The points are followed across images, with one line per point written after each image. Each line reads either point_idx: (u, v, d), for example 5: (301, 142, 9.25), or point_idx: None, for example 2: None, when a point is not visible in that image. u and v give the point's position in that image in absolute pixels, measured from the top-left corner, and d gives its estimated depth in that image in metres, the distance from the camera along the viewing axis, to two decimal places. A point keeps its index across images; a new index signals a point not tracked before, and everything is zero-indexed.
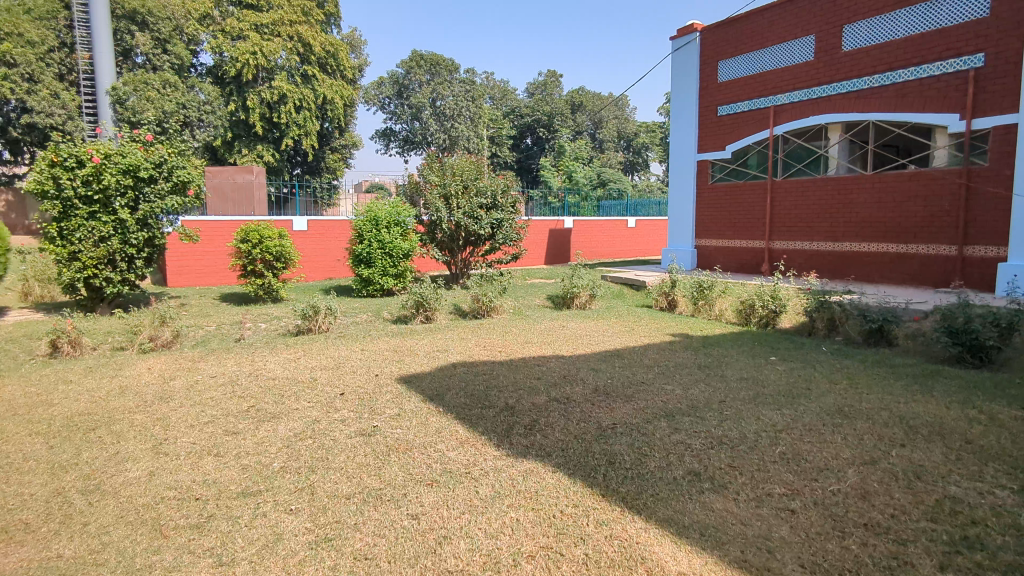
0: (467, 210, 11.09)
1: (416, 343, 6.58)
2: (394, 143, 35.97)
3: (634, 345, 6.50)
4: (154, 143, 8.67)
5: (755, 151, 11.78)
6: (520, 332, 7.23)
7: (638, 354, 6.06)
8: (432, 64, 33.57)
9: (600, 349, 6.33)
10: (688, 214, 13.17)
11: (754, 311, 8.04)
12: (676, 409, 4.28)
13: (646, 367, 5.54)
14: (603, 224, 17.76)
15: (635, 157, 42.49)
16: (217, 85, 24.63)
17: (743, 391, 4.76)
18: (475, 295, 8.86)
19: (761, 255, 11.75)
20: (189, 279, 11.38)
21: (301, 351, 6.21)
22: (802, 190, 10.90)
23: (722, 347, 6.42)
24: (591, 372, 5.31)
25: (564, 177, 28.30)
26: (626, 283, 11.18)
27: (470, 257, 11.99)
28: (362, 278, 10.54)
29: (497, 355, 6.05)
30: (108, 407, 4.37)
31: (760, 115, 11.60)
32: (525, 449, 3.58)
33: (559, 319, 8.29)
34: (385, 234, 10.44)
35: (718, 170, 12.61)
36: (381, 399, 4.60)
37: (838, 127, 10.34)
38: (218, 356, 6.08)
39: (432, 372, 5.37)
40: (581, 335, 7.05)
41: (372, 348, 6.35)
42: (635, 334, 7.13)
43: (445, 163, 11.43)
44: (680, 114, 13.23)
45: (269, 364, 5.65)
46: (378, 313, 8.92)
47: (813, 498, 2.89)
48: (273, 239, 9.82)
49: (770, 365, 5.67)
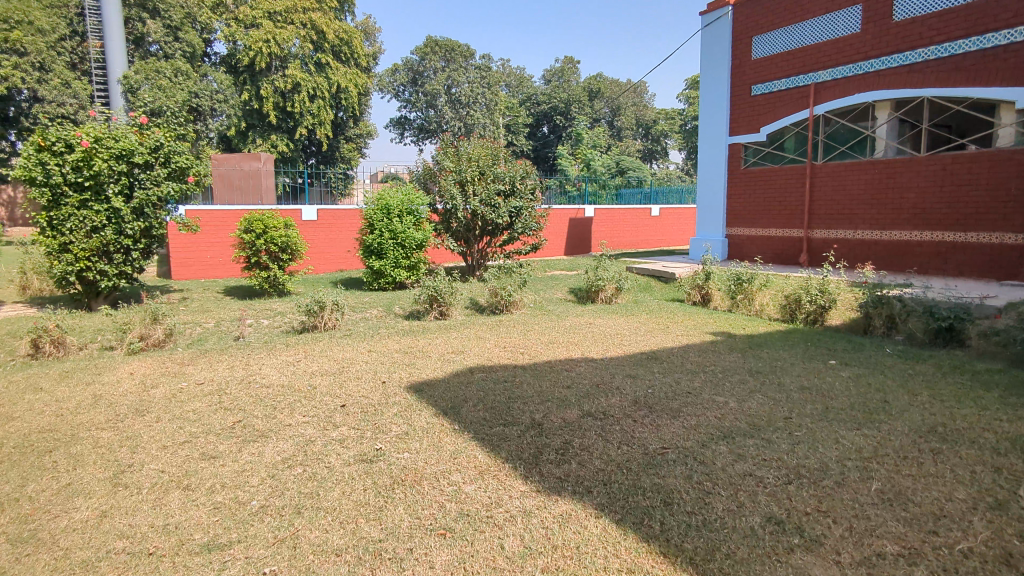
0: (484, 197, 10.43)
1: (430, 343, 5.96)
2: (409, 131, 35.31)
3: (671, 346, 5.83)
4: (149, 126, 8.11)
5: (793, 133, 10.95)
6: (543, 330, 6.58)
7: (678, 357, 5.39)
8: (448, 50, 32.78)
9: (635, 351, 5.66)
10: (719, 200, 12.37)
11: (800, 306, 7.32)
12: (734, 428, 3.61)
13: (689, 373, 4.87)
14: (626, 213, 17.01)
15: (655, 145, 41.42)
16: (230, 74, 24.13)
17: (809, 404, 4.07)
18: (493, 289, 8.20)
19: (799, 244, 10.96)
20: (193, 272, 10.92)
21: (302, 353, 5.62)
22: (846, 175, 10.09)
23: (771, 349, 5.72)
24: (627, 380, 4.65)
25: (583, 166, 27.48)
26: (654, 275, 10.47)
27: (487, 247, 11.35)
28: (373, 270, 9.96)
29: (519, 357, 5.40)
30: (74, 423, 3.79)
31: (799, 95, 10.77)
32: (559, 482, 2.93)
33: (585, 315, 7.63)
34: (397, 223, 9.81)
35: (751, 154, 11.80)
36: (387, 412, 3.99)
37: (887, 105, 9.51)
38: (211, 358, 5.50)
39: (448, 378, 4.74)
40: (611, 334, 6.39)
41: (380, 349, 5.74)
42: (670, 333, 6.45)
43: (460, 148, 10.78)
44: (710, 95, 12.42)
45: (266, 368, 5.06)
46: (389, 308, 8.32)
47: (941, 563, 2.22)
48: (279, 229, 9.26)
49: (831, 370, 4.96)
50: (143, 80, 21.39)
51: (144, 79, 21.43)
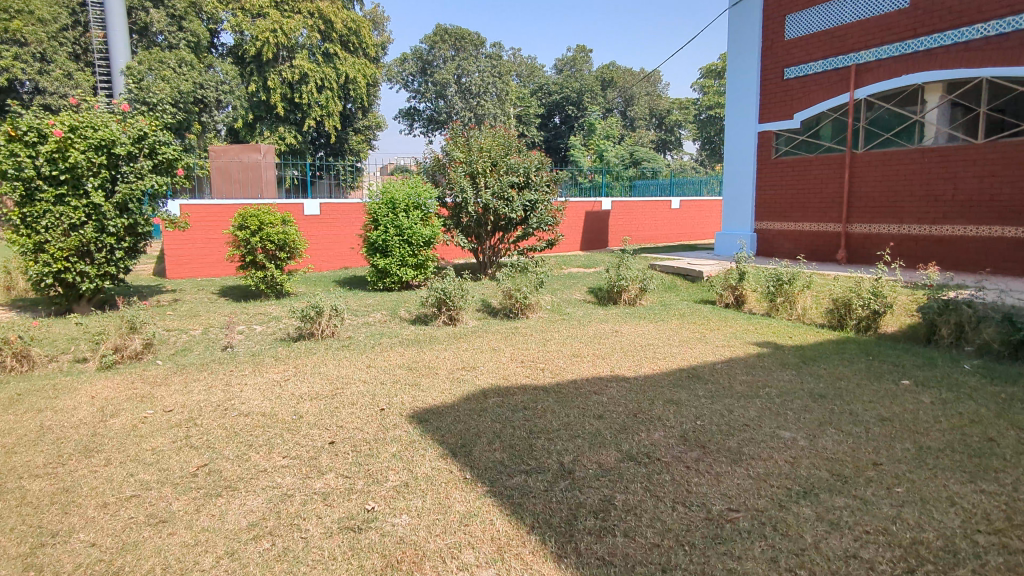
0: (497, 190, 9.74)
1: (438, 356, 5.28)
2: (418, 122, 34.49)
3: (712, 361, 5.09)
4: (132, 114, 7.47)
5: (830, 119, 10.12)
6: (564, 340, 5.85)
7: (723, 376, 4.66)
8: (457, 38, 31.78)
9: (671, 366, 4.93)
10: (747, 192, 11.56)
11: (849, 311, 6.55)
12: (814, 480, 2.89)
13: (742, 398, 4.14)
14: (645, 206, 16.21)
15: (669, 135, 40.22)
16: (237, 65, 23.46)
17: (897, 444, 3.33)
18: (507, 290, 7.50)
19: (836, 239, 10.15)
20: (191, 270, 10.34)
21: (292, 369, 4.94)
22: (891, 164, 9.26)
23: (828, 364, 4.97)
24: (669, 408, 3.93)
25: (596, 157, 26.69)
26: (679, 273, 9.71)
27: (499, 243, 10.62)
28: (378, 269, 9.28)
29: (540, 375, 4.70)
30: (6, 467, 3.14)
31: (838, 77, 9.93)
32: (604, 570, 2.24)
33: (609, 320, 6.91)
34: (402, 218, 9.15)
35: (783, 143, 10.98)
36: (384, 453, 3.29)
37: (938, 87, 8.70)
38: (188, 374, 4.84)
39: (458, 405, 4.05)
40: (641, 344, 5.66)
41: (382, 365, 5.04)
42: (708, 343, 5.72)
43: (470, 137, 10.05)
44: (738, 80, 11.57)
45: (247, 390, 4.38)
46: (393, 312, 7.65)
47: None
48: (275, 226, 8.59)
49: (908, 393, 4.22)
50: (147, 71, 20.77)
51: (147, 69, 20.79)
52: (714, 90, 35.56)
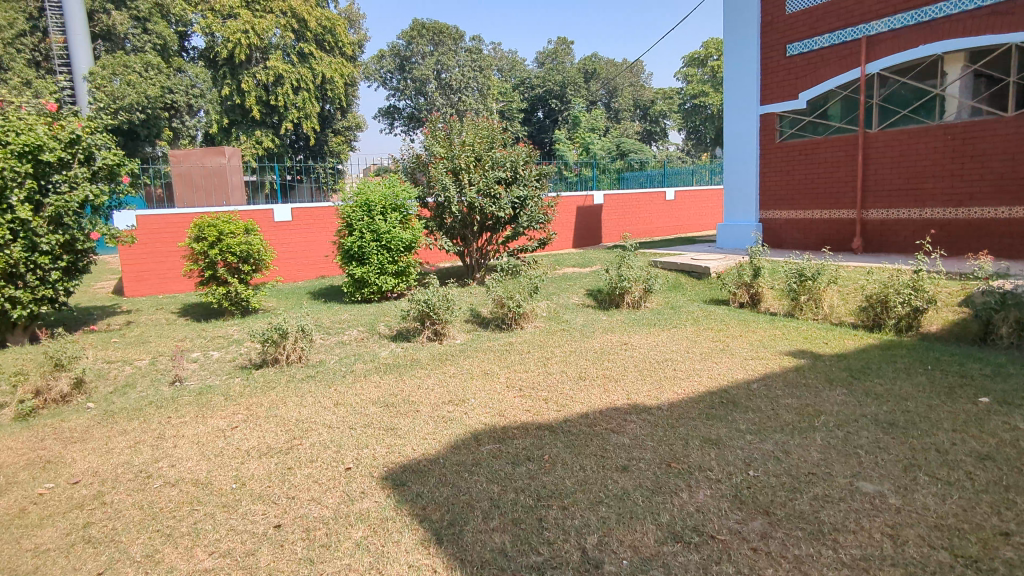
0: (483, 186, 8.91)
1: (423, 385, 4.46)
2: (399, 120, 33.47)
3: (744, 380, 4.30)
4: (63, 115, 6.59)
5: (839, 97, 9.39)
6: (568, 358, 5.03)
7: (764, 401, 3.87)
8: (435, 33, 30.95)
9: (698, 389, 4.14)
10: (750, 180, 10.79)
11: (887, 309, 5.78)
12: (938, 571, 2.11)
13: (795, 432, 3.35)
14: (638, 199, 15.46)
15: (654, 126, 39.47)
16: (207, 67, 22.40)
17: (1019, 498, 2.56)
18: (498, 299, 6.69)
19: (850, 227, 9.43)
20: (150, 287, 9.47)
21: (243, 411, 4.09)
22: (910, 143, 8.55)
23: (882, 378, 4.19)
24: (709, 452, 3.12)
25: (582, 151, 25.88)
26: (683, 270, 8.93)
27: (487, 245, 9.78)
28: (354, 279, 8.40)
29: (544, 409, 3.87)
30: None
31: (847, 52, 9.19)
32: None
33: (616, 329, 6.10)
34: (379, 221, 8.31)
35: (788, 125, 10.22)
36: (345, 543, 2.47)
37: (959, 57, 8.05)
38: (115, 423, 3.97)
39: (444, 458, 3.21)
40: (657, 359, 4.86)
41: (352, 401, 4.20)
42: (734, 355, 4.93)
43: (450, 129, 9.19)
44: (736, 59, 10.78)
45: (184, 444, 3.53)
46: (372, 328, 6.82)
47: None
48: (237, 235, 7.69)
49: (995, 416, 3.44)
50: (111, 76, 19.60)
51: (111, 74, 19.62)
52: (699, 80, 34.85)
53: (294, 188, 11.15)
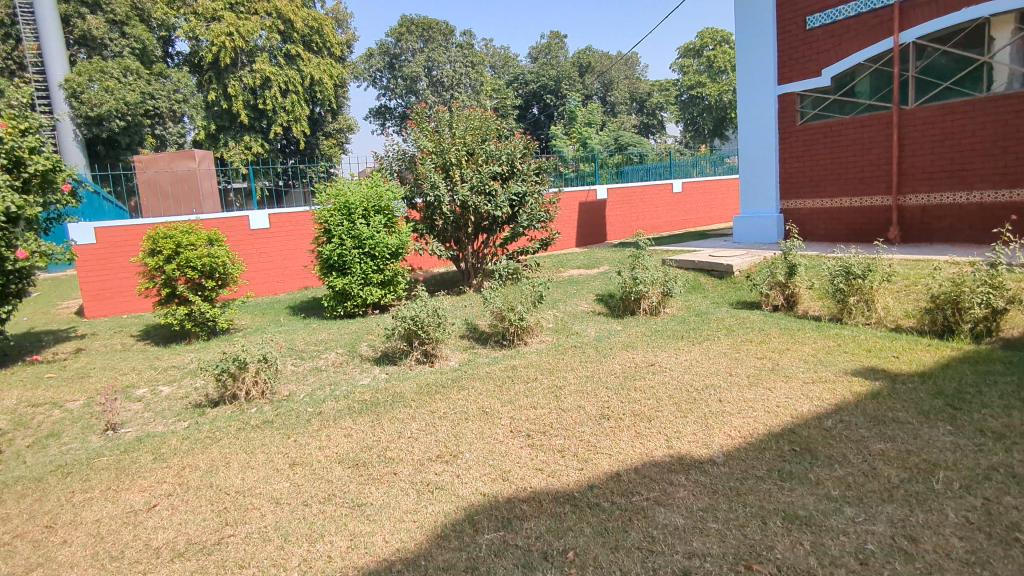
0: (476, 183, 7.97)
1: (406, 433, 3.53)
2: (391, 120, 32.41)
3: (813, 414, 3.37)
4: None
5: (868, 72, 8.48)
6: (585, 386, 4.11)
7: (849, 446, 2.95)
8: (424, 29, 29.95)
9: (757, 431, 3.22)
10: (768, 167, 9.85)
11: (959, 312, 4.84)
12: None
13: (912, 501, 2.41)
14: (644, 192, 14.56)
15: (651, 119, 38.30)
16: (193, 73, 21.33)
17: None
18: (497, 311, 5.77)
19: (885, 215, 8.52)
20: (114, 306, 8.58)
21: (174, 476, 3.17)
22: (953, 118, 7.67)
23: (991, 409, 3.27)
24: (800, 542, 2.20)
25: (581, 146, 24.80)
26: (702, 268, 8.00)
27: (484, 248, 8.83)
28: (335, 292, 7.47)
29: (561, 467, 2.94)
30: None
31: (877, 20, 8.27)
32: None
33: (638, 345, 5.17)
34: (361, 224, 7.40)
35: (810, 105, 9.30)
36: None
37: (1009, 19, 7.20)
38: (3, 502, 3.05)
39: (427, 559, 2.28)
40: (695, 387, 3.93)
41: (313, 460, 3.27)
42: (789, 377, 4.01)
43: (438, 120, 8.25)
44: (749, 35, 9.84)
45: (76, 540, 2.60)
46: (352, 349, 5.89)
47: None
48: (198, 246, 6.73)
49: None
50: (88, 82, 18.59)
51: (88, 80, 18.66)
52: (695, 71, 33.87)
53: (287, 195, 10.12)
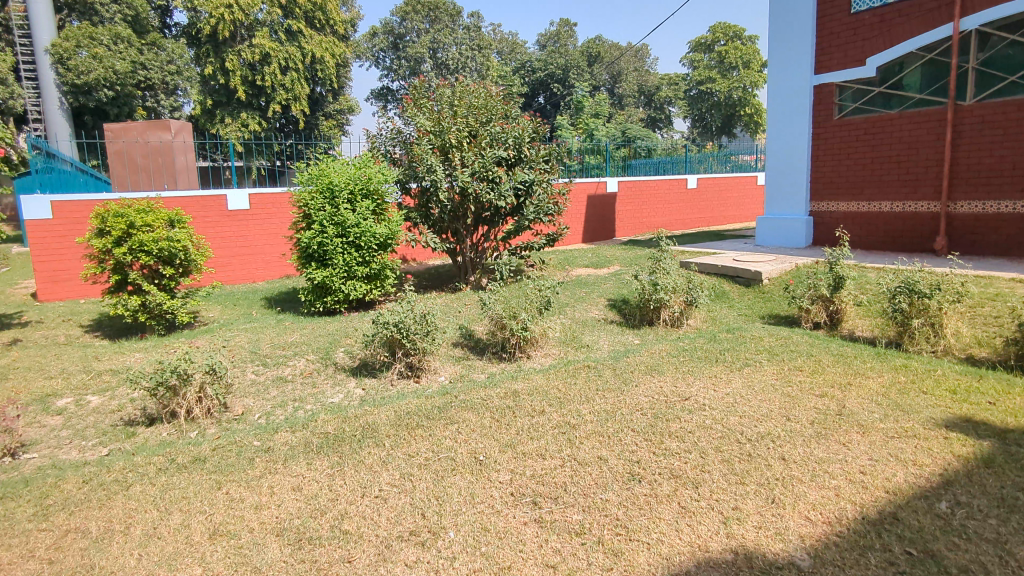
0: (478, 168, 7.10)
1: (373, 489, 2.67)
2: (392, 102, 31.41)
3: (915, 490, 2.52)
4: None
5: (920, 62, 7.60)
6: (604, 427, 3.25)
7: (985, 552, 2.10)
8: (431, 9, 28.86)
9: (847, 514, 2.37)
10: (799, 165, 8.97)
11: None
12: None
13: None
14: (657, 187, 13.71)
15: (658, 113, 37.18)
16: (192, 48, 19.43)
17: None
18: (497, 318, 4.92)
19: (932, 223, 7.66)
20: (70, 289, 7.72)
21: (50, 548, 2.31)
22: (1016, 117, 6.83)
23: None
24: None
25: (587, 138, 23.76)
26: (725, 274, 7.14)
27: (483, 241, 7.92)
28: (314, 285, 6.60)
29: (581, 567, 2.10)
30: None
31: (934, 4, 7.37)
32: None
33: (664, 368, 4.32)
34: (346, 209, 6.52)
35: (849, 98, 8.42)
36: None
37: None
38: None
39: None
40: (747, 436, 3.08)
41: (244, 529, 2.41)
42: (866, 428, 3.15)
43: (439, 97, 7.33)
44: (785, 17, 8.91)
45: None
46: (325, 356, 5.03)
47: None
48: (157, 229, 5.84)
49: None
50: (76, 48, 17.59)
51: (76, 46, 17.61)
52: (706, 66, 32.72)
53: (285, 174, 9.19)
